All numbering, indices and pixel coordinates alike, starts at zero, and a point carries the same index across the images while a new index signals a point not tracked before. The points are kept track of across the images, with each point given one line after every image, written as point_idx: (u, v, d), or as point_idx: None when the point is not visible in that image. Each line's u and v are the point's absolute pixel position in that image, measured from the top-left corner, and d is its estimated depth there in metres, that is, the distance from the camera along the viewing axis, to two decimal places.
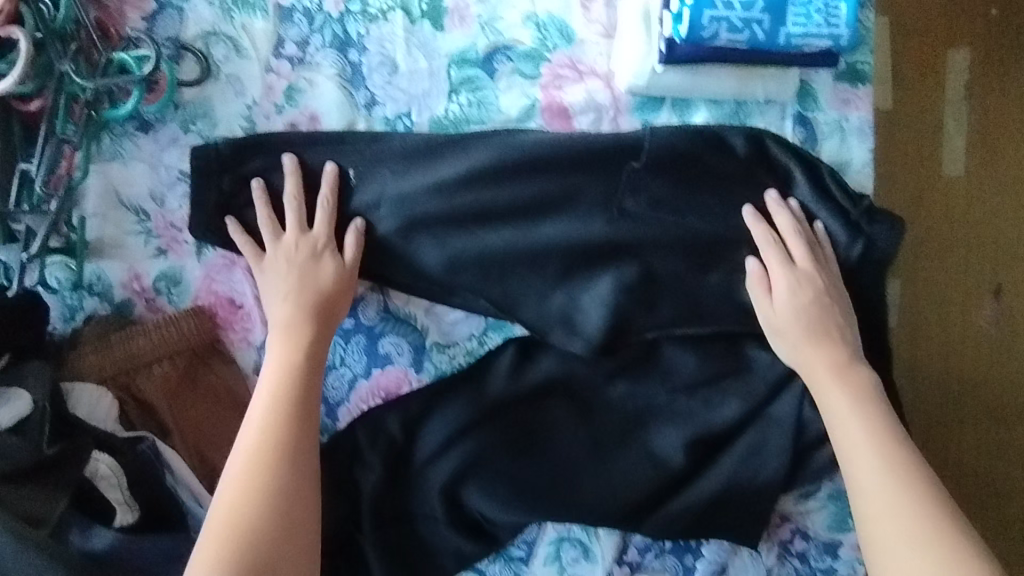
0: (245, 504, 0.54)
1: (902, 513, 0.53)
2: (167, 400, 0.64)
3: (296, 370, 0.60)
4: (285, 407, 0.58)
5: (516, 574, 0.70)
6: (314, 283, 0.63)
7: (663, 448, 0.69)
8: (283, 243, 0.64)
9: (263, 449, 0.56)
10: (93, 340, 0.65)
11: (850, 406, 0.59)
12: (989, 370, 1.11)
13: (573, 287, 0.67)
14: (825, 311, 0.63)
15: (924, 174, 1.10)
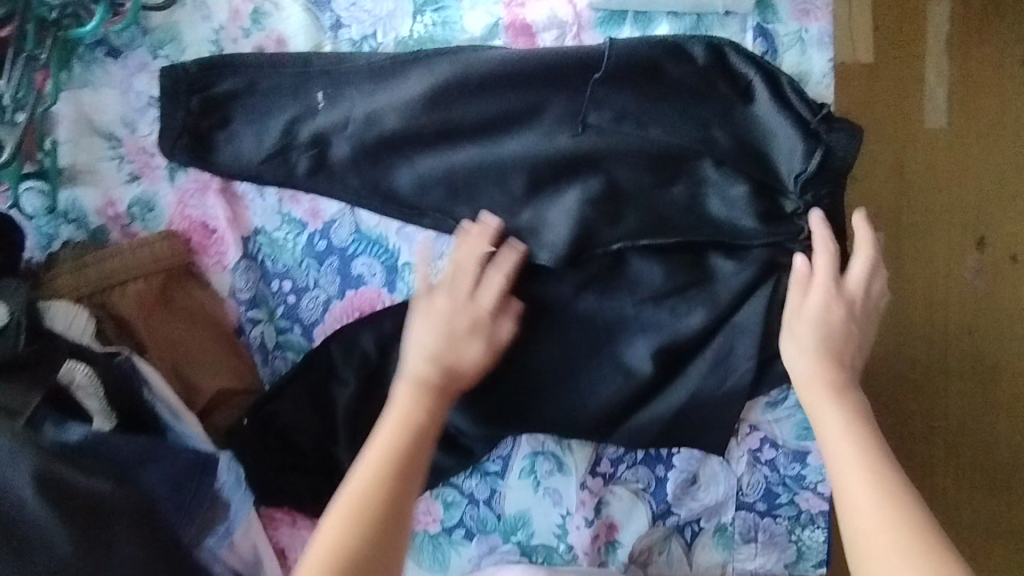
0: (343, 550, 0.53)
1: (889, 526, 0.51)
2: (142, 316, 0.66)
3: (418, 423, 0.60)
4: (399, 457, 0.58)
5: (493, 488, 0.73)
6: (458, 354, 0.64)
7: (632, 359, 0.70)
8: (450, 300, 0.64)
9: (373, 496, 0.56)
10: (68, 262, 0.66)
11: (841, 426, 0.58)
12: (959, 339, 1.10)
13: (539, 202, 0.69)
14: (849, 339, 0.63)
15: (901, 126, 1.10)
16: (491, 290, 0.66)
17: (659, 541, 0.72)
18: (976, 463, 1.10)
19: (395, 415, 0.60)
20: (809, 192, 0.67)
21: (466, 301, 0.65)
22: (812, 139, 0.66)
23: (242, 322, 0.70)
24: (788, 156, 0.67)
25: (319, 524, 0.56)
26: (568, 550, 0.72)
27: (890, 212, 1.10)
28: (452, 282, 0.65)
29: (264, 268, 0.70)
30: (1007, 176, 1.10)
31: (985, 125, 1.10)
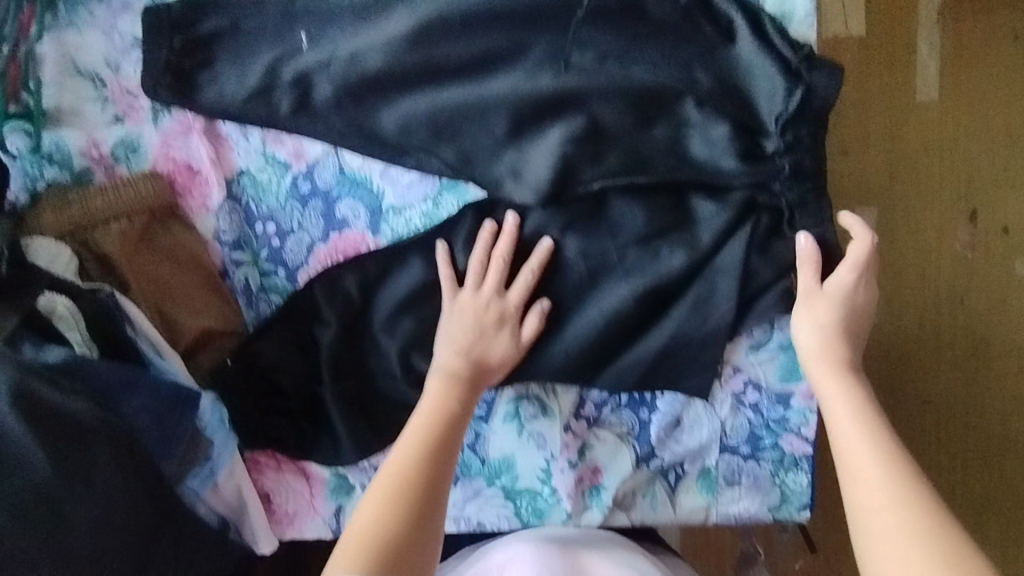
0: (381, 531, 0.56)
1: (899, 507, 0.52)
2: (125, 254, 0.66)
3: (449, 413, 0.63)
4: (432, 444, 0.61)
5: (477, 433, 0.73)
6: (486, 346, 0.66)
7: (613, 297, 0.69)
8: (474, 298, 0.67)
9: (408, 481, 0.59)
10: (52, 201, 0.66)
11: (847, 402, 0.59)
12: (950, 313, 1.09)
13: (522, 143, 0.69)
14: (860, 323, 0.64)
15: (892, 96, 1.09)
16: (521, 285, 0.67)
17: (643, 484, 0.72)
18: (975, 440, 1.08)
19: (429, 406, 0.63)
20: (790, 131, 0.66)
21: (494, 297, 0.67)
22: (793, 77, 0.66)
23: (226, 265, 0.70)
24: (769, 96, 0.67)
25: (358, 508, 0.58)
26: (552, 494, 0.72)
27: (883, 183, 1.09)
28: (482, 279, 0.68)
29: (248, 210, 0.70)
30: (997, 149, 1.08)
31: (976, 94, 1.09)
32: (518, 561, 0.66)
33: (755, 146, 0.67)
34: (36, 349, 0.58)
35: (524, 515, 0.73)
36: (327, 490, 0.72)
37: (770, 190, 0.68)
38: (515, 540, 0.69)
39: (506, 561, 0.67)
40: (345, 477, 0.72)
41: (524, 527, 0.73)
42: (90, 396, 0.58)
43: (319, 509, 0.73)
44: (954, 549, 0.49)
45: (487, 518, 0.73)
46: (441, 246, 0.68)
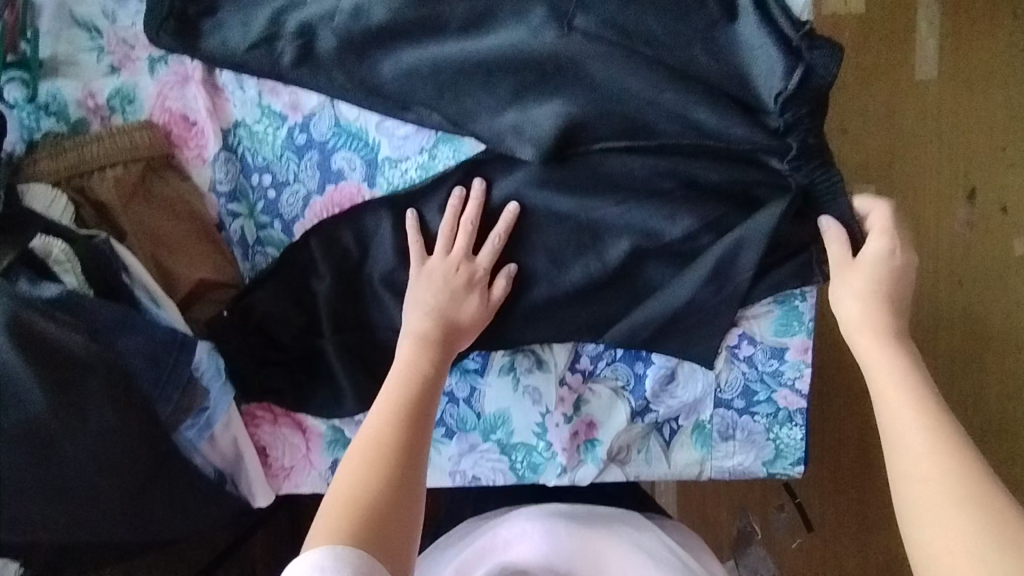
0: (363, 492, 0.53)
1: (943, 474, 0.49)
2: (121, 201, 0.66)
3: (424, 373, 0.61)
4: (411, 403, 0.59)
5: (472, 386, 0.73)
6: (458, 308, 0.66)
7: (614, 255, 0.69)
8: (444, 262, 0.67)
9: (387, 441, 0.56)
10: (48, 148, 0.67)
11: (895, 372, 0.56)
12: (947, 291, 1.08)
13: (525, 104, 0.68)
14: (905, 285, 0.62)
15: (892, 73, 1.09)
16: (488, 249, 0.67)
17: (638, 439, 0.73)
18: (976, 417, 1.06)
19: (403, 368, 0.62)
20: (789, 111, 0.65)
21: (464, 261, 0.67)
22: (792, 57, 0.64)
23: (222, 217, 0.71)
24: (767, 77, 0.65)
25: (339, 473, 0.56)
26: (547, 448, 0.72)
27: (880, 159, 1.09)
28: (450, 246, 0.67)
29: (244, 161, 0.70)
30: (997, 128, 1.07)
31: (973, 71, 1.07)
32: (525, 541, 0.65)
33: (758, 124, 0.66)
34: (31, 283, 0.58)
35: (519, 469, 0.73)
36: (323, 445, 0.73)
37: (771, 167, 0.67)
38: (520, 517, 0.69)
39: (513, 539, 0.67)
40: (341, 431, 0.72)
41: (519, 481, 0.73)
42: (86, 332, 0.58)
43: (315, 464, 0.73)
44: (999, 515, 0.46)
45: (482, 473, 0.73)
46: (409, 213, 0.68)
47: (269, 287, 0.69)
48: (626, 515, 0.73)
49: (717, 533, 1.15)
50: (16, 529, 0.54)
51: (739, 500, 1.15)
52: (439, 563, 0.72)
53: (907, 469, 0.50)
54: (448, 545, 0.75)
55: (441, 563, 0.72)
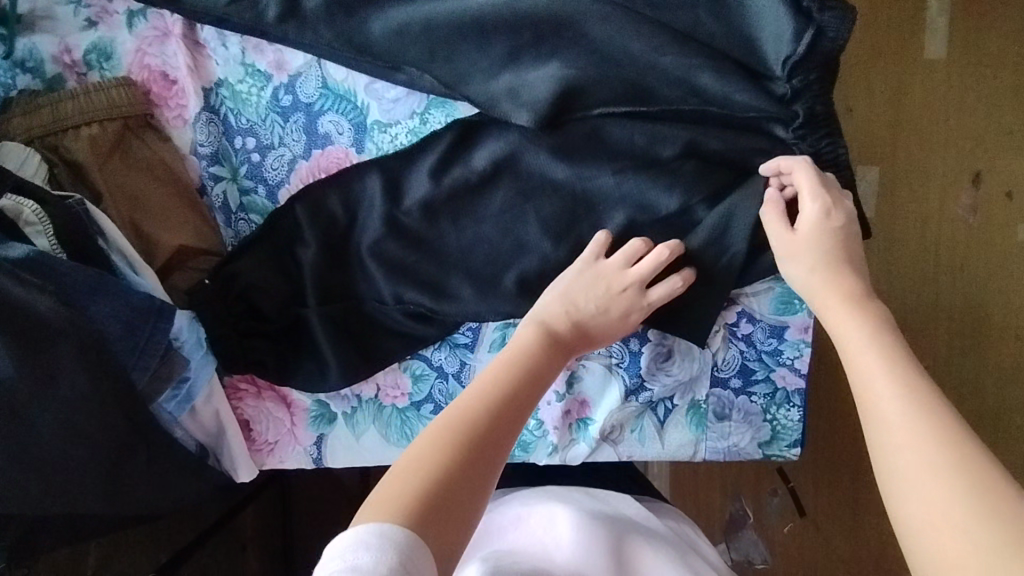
0: (432, 472, 0.46)
1: (915, 437, 0.44)
2: (96, 161, 0.63)
3: (532, 368, 0.57)
4: (509, 396, 0.54)
5: (462, 362, 0.70)
6: (597, 319, 0.63)
7: (610, 228, 0.67)
8: (614, 275, 0.63)
9: (478, 425, 0.50)
10: (23, 105, 0.64)
11: (865, 338, 0.52)
12: (947, 277, 1.05)
13: (520, 67, 0.65)
14: (849, 241, 0.59)
15: (903, 50, 1.05)
16: (664, 288, 0.63)
17: (631, 418, 0.70)
18: (971, 403, 1.04)
19: (514, 361, 0.57)
20: (797, 77, 0.62)
21: (637, 286, 0.63)
22: (802, 18, 0.61)
23: (204, 181, 0.68)
24: (775, 40, 0.62)
25: (414, 445, 0.49)
26: (539, 426, 0.70)
27: (885, 142, 1.06)
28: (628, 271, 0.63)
29: (226, 123, 0.67)
30: (1006, 109, 1.02)
31: (990, 51, 1.02)
32: (520, 526, 0.63)
33: (763, 90, 0.63)
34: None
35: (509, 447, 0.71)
36: (308, 420, 0.71)
37: (776, 136, 0.64)
38: (514, 501, 0.68)
39: (507, 524, 0.65)
40: (326, 406, 0.70)
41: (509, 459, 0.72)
42: (54, 295, 0.54)
43: (300, 439, 0.71)
44: (976, 473, 0.41)
45: None
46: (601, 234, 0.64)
47: (253, 254, 0.67)
48: (627, 502, 0.71)
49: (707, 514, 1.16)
50: None
51: (732, 483, 1.16)
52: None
53: (885, 440, 0.46)
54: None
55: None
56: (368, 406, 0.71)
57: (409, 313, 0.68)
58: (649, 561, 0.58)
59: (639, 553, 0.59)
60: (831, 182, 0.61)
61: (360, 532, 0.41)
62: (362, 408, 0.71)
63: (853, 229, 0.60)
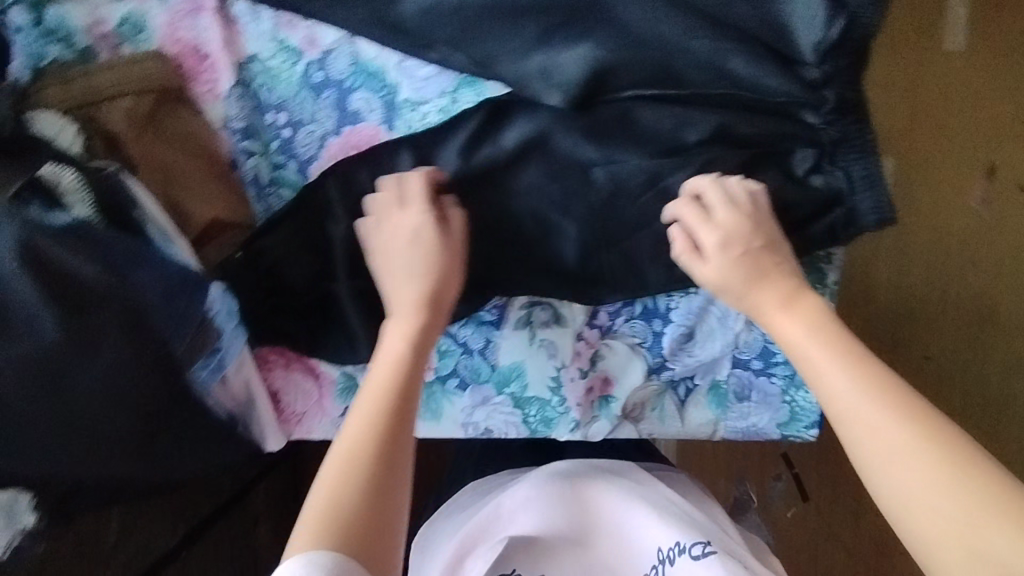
0: (339, 498, 0.53)
1: (890, 428, 0.50)
2: (132, 133, 0.64)
3: (406, 366, 0.59)
4: (389, 404, 0.57)
5: (488, 340, 0.71)
6: (421, 273, 0.62)
7: (638, 210, 0.67)
8: (398, 225, 0.63)
9: (365, 445, 0.55)
10: (56, 77, 0.64)
11: (810, 337, 0.56)
12: (959, 268, 1.05)
13: (552, 47, 0.64)
14: (761, 255, 0.60)
15: (922, 44, 1.05)
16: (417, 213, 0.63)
17: (652, 397, 0.72)
18: (984, 397, 1.03)
19: (387, 364, 0.60)
20: (827, 62, 0.62)
21: (412, 220, 0.63)
22: (834, 3, 0.61)
23: (236, 155, 0.68)
24: (807, 24, 0.62)
25: (319, 474, 0.55)
26: (562, 403, 0.72)
27: (902, 133, 1.07)
28: (415, 224, 0.63)
29: (258, 97, 0.68)
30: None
31: (1014, 42, 1.02)
32: (530, 510, 0.70)
33: (794, 74, 0.63)
34: (40, 209, 0.54)
35: (532, 423, 0.73)
36: (336, 392, 0.73)
37: (804, 121, 0.65)
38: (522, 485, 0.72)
39: (516, 508, 0.71)
40: (353, 379, 0.72)
41: (531, 434, 0.73)
42: (95, 256, 0.54)
43: (327, 410, 0.73)
44: (952, 457, 0.48)
45: (495, 424, 0.73)
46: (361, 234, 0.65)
47: (284, 228, 0.67)
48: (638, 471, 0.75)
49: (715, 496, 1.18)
50: (28, 458, 0.54)
51: (736, 468, 1.20)
52: (447, 532, 0.76)
53: (862, 433, 0.52)
54: (456, 515, 0.78)
55: (452, 528, 0.76)
56: None
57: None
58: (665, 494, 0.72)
59: (650, 523, 0.68)
60: (719, 205, 0.62)
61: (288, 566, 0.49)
62: None
63: (759, 243, 0.60)
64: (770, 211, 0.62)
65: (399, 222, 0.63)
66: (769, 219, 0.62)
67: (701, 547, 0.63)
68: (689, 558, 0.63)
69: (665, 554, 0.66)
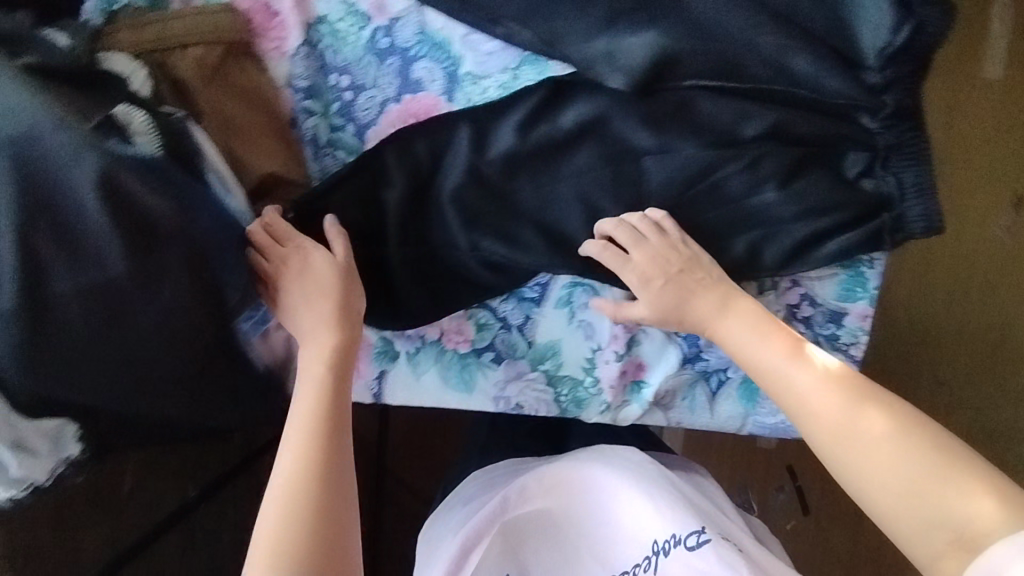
0: (288, 528, 0.57)
1: (860, 419, 0.58)
2: (201, 80, 0.65)
3: (327, 391, 0.62)
4: (322, 429, 0.61)
5: (527, 316, 0.72)
6: (325, 303, 0.64)
7: (687, 201, 0.68)
8: (291, 255, 0.64)
9: (300, 473, 0.59)
10: (128, 19, 0.64)
11: (768, 342, 0.63)
12: (981, 295, 1.07)
13: (618, 31, 0.65)
14: (681, 279, 0.65)
15: (959, 71, 1.06)
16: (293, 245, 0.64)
17: (685, 386, 0.73)
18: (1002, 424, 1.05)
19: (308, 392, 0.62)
20: (890, 68, 0.63)
21: (293, 253, 0.64)
22: (903, 10, 0.62)
23: (297, 114, 0.70)
24: (873, 30, 0.63)
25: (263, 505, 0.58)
26: (594, 384, 0.73)
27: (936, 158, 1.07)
28: (303, 258, 0.64)
29: (324, 59, 0.69)
30: None
31: None
32: (529, 500, 0.76)
33: (855, 77, 0.64)
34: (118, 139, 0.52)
35: (563, 402, 0.74)
36: (373, 354, 0.74)
37: (861, 125, 0.65)
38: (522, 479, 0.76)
39: (515, 497, 0.75)
40: (391, 344, 0.74)
41: (562, 413, 0.74)
42: (171, 194, 0.54)
43: (362, 372, 0.75)
44: (916, 436, 0.56)
45: (526, 401, 0.74)
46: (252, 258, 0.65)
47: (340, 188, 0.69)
48: (628, 449, 0.75)
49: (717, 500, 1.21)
50: (83, 389, 0.55)
51: (741, 477, 1.22)
52: (449, 527, 0.79)
53: (832, 430, 0.58)
54: (459, 508, 0.81)
55: (454, 524, 0.79)
56: (430, 348, 0.73)
57: (483, 263, 0.70)
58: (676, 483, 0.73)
59: (645, 512, 0.70)
60: (630, 244, 0.66)
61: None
62: (425, 349, 0.74)
63: (677, 267, 0.65)
64: (681, 231, 0.66)
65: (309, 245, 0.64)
66: (680, 238, 0.66)
67: (696, 537, 0.66)
68: (684, 550, 0.66)
69: (659, 546, 0.68)
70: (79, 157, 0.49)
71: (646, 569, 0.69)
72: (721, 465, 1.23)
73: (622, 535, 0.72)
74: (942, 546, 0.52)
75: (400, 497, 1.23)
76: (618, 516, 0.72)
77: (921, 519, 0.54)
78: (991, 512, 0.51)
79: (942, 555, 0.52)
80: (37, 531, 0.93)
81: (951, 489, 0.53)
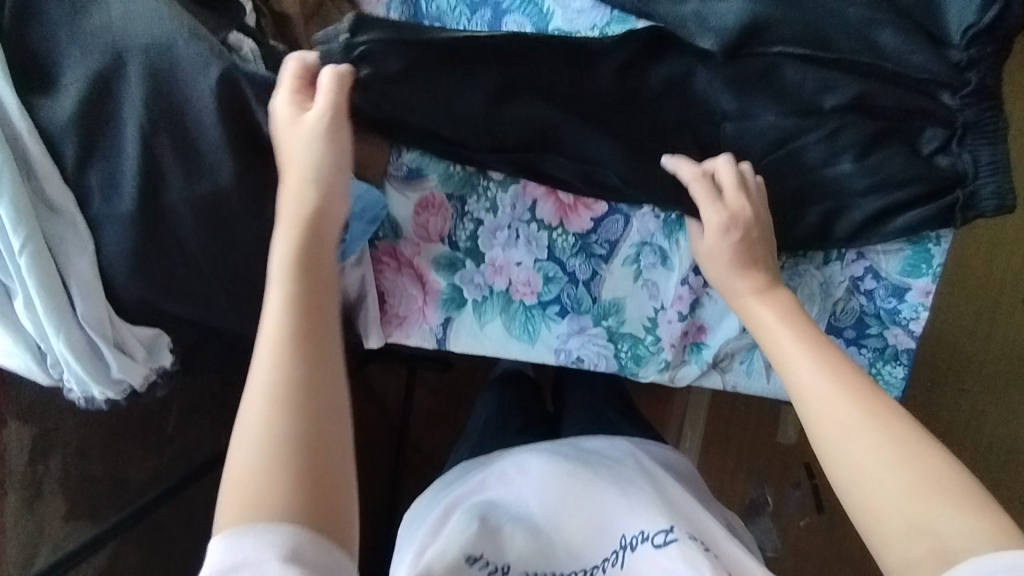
0: (261, 460, 0.46)
1: (851, 415, 0.53)
2: (302, 17, 0.67)
3: (299, 295, 0.50)
4: (291, 336, 0.49)
5: (595, 273, 0.74)
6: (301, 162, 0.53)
7: (765, 166, 0.69)
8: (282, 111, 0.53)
9: (272, 391, 0.47)
10: None
11: (778, 325, 0.60)
12: (1013, 303, 1.10)
13: None
14: (755, 246, 0.64)
15: (1014, 76, 1.06)
16: (284, 89, 0.54)
17: (743, 349, 0.74)
18: (1011, 430, 1.11)
19: (275, 296, 0.50)
20: (975, 47, 0.64)
21: (283, 94, 0.53)
22: None
23: None
24: (961, 8, 0.64)
25: (234, 435, 0.48)
26: (655, 343, 0.74)
27: None
28: (286, 104, 0.53)
29: (417, 7, 0.71)
30: None
31: None
32: (506, 481, 0.73)
33: (939, 55, 0.65)
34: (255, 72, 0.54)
35: (622, 358, 0.75)
36: (439, 300, 0.75)
37: (940, 102, 0.67)
38: (513, 457, 0.76)
39: (493, 478, 0.74)
40: (458, 291, 0.74)
41: (620, 369, 0.75)
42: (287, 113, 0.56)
43: (428, 317, 0.75)
44: (908, 437, 0.52)
45: (586, 355, 0.75)
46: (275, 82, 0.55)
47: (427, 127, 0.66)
48: (610, 443, 0.78)
49: (735, 490, 1.22)
50: (181, 300, 0.57)
51: (757, 472, 1.22)
52: (431, 502, 0.77)
53: (827, 422, 0.54)
54: (442, 487, 0.79)
55: (433, 501, 0.77)
56: (497, 298, 0.75)
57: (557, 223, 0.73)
58: (665, 479, 0.72)
59: (613, 507, 0.68)
60: (725, 189, 0.65)
61: (216, 550, 0.42)
62: (492, 299, 0.75)
63: (757, 232, 0.64)
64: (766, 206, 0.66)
65: (278, 114, 0.53)
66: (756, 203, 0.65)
67: (664, 536, 0.62)
68: (651, 546, 0.62)
69: (628, 540, 0.65)
70: (203, 68, 0.51)
71: (612, 563, 0.65)
72: (740, 456, 1.22)
73: (592, 531, 0.67)
74: (919, 554, 0.48)
75: (423, 464, 1.24)
76: (588, 508, 0.68)
77: (905, 524, 0.49)
78: (987, 532, 0.47)
79: (918, 563, 0.48)
80: (93, 460, 1.00)
81: (944, 498, 0.49)
